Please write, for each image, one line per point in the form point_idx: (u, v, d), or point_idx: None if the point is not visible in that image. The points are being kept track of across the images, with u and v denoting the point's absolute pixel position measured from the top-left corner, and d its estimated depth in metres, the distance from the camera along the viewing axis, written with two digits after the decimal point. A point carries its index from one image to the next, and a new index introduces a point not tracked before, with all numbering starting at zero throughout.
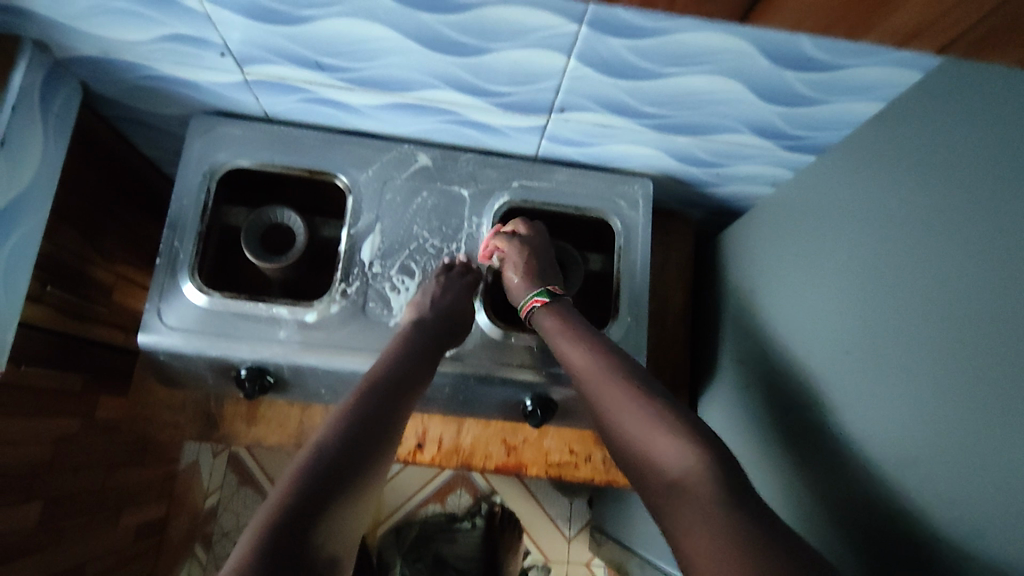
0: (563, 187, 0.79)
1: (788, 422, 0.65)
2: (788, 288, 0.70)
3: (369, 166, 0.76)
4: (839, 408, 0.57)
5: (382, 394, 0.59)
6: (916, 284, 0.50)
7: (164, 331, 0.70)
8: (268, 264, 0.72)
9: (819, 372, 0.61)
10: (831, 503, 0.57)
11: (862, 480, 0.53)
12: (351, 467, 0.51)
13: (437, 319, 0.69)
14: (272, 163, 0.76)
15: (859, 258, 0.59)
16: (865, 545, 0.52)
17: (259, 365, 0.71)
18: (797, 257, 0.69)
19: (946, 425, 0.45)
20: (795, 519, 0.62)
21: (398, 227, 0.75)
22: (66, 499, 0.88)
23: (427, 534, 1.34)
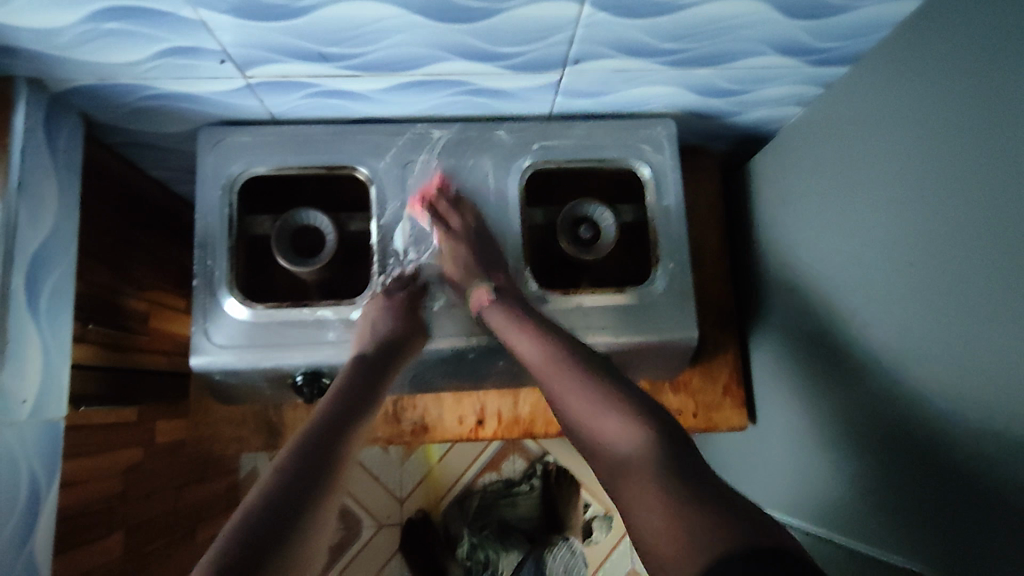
0: (585, 142, 0.77)
1: (849, 344, 0.65)
2: (828, 209, 0.68)
3: (386, 152, 0.75)
4: (903, 322, 0.56)
5: (321, 435, 0.55)
6: (970, 184, 0.49)
7: (215, 351, 0.70)
8: (305, 268, 0.71)
9: (877, 288, 0.60)
10: (902, 418, 0.56)
11: (934, 391, 0.52)
12: (284, 526, 0.48)
13: (379, 350, 0.66)
14: (288, 165, 0.74)
15: (902, 167, 0.57)
16: (943, 455, 0.52)
17: (314, 369, 0.71)
18: (834, 175, 0.67)
19: (1018, 326, 0.44)
20: (864, 439, 0.62)
21: (426, 210, 0.74)
22: (144, 525, 0.90)
23: (489, 501, 1.39)
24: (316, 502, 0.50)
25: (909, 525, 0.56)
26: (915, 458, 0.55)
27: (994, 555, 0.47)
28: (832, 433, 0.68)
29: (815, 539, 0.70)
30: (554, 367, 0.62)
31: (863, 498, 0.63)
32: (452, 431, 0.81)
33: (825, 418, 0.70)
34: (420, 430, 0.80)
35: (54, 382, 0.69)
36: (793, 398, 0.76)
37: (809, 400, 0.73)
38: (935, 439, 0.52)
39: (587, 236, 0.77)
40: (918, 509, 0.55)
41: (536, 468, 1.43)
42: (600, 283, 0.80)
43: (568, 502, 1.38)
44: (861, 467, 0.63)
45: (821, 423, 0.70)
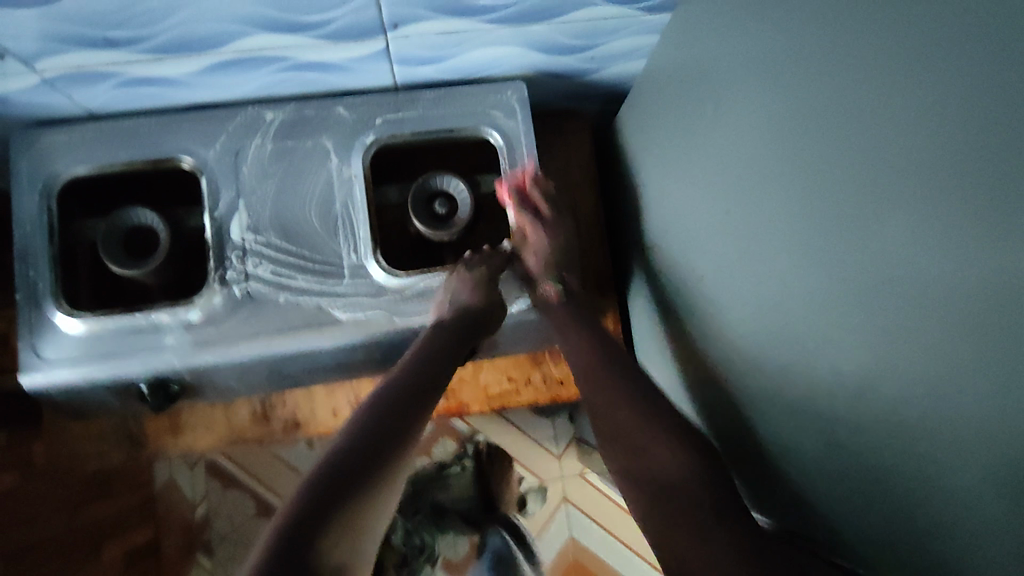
0: (431, 112, 0.73)
1: (707, 299, 0.63)
2: (681, 159, 0.66)
3: (215, 141, 0.70)
4: (746, 271, 0.55)
5: (410, 389, 0.60)
6: (782, 120, 0.46)
7: (48, 367, 0.65)
8: (135, 271, 0.67)
9: (724, 239, 0.59)
10: (753, 370, 0.56)
11: (775, 341, 0.51)
12: (356, 484, 0.50)
13: (457, 320, 0.67)
14: (112, 162, 0.69)
15: (729, 108, 0.55)
16: (787, 407, 0.51)
17: (159, 376, 0.67)
18: (682, 125, 0.65)
19: (832, 273, 0.43)
20: (728, 394, 0.62)
21: (263, 198, 0.70)
22: (29, 552, 0.86)
23: (421, 486, 1.36)
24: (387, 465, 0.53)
25: (774, 472, 0.56)
26: (769, 408, 0.54)
27: (838, 502, 0.47)
28: (707, 388, 0.67)
29: None
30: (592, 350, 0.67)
31: (735, 448, 0.63)
32: (326, 425, 0.78)
33: (698, 374, 0.69)
34: (291, 427, 0.77)
35: None
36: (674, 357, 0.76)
37: (685, 357, 0.72)
38: (781, 390, 0.52)
39: (442, 211, 0.73)
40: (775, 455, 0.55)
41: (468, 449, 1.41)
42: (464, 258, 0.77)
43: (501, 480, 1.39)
44: (729, 420, 0.62)
45: (696, 378, 0.69)
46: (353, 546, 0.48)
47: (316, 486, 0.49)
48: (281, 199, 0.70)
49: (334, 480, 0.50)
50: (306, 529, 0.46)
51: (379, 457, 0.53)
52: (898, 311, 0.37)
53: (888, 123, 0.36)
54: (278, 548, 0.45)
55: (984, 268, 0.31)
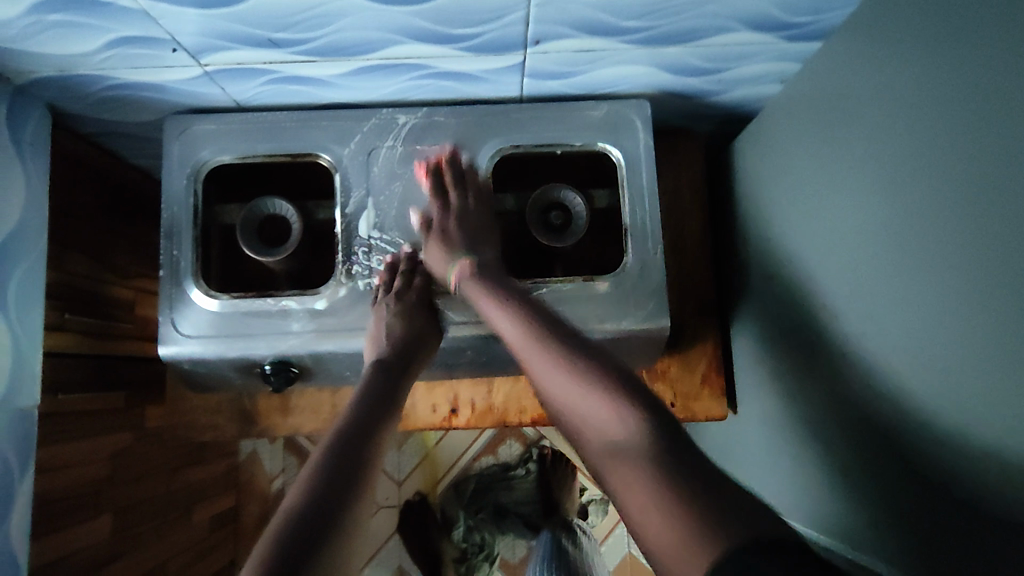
0: (554, 124, 0.75)
1: (820, 334, 0.62)
2: (802, 191, 0.65)
3: (350, 140, 0.74)
4: (871, 315, 0.53)
5: (356, 431, 0.55)
6: (929, 166, 0.45)
7: (183, 341, 0.70)
8: (269, 258, 0.71)
9: (848, 279, 0.57)
10: (869, 420, 0.54)
11: (897, 394, 0.50)
12: (320, 545, 0.45)
13: (388, 360, 0.65)
14: (255, 153, 0.73)
15: (864, 150, 0.54)
16: (903, 458, 0.49)
17: (281, 359, 0.71)
18: (808, 158, 0.64)
19: (973, 332, 0.42)
20: (837, 438, 0.60)
21: (391, 197, 0.73)
22: (134, 507, 0.93)
23: (485, 484, 1.39)
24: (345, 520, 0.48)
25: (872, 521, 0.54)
26: (880, 459, 0.53)
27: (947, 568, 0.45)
28: (811, 428, 0.66)
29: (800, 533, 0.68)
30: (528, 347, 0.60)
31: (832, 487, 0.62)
32: (425, 420, 0.80)
33: (801, 412, 0.68)
34: None
35: (25, 369, 0.67)
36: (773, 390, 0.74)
37: (787, 394, 0.71)
38: (898, 443, 0.50)
39: (558, 223, 0.75)
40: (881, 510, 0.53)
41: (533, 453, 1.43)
42: (574, 270, 0.78)
43: (562, 487, 1.36)
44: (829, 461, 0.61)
45: (799, 414, 0.68)
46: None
47: (282, 547, 0.44)
48: (408, 200, 0.73)
49: (300, 535, 0.45)
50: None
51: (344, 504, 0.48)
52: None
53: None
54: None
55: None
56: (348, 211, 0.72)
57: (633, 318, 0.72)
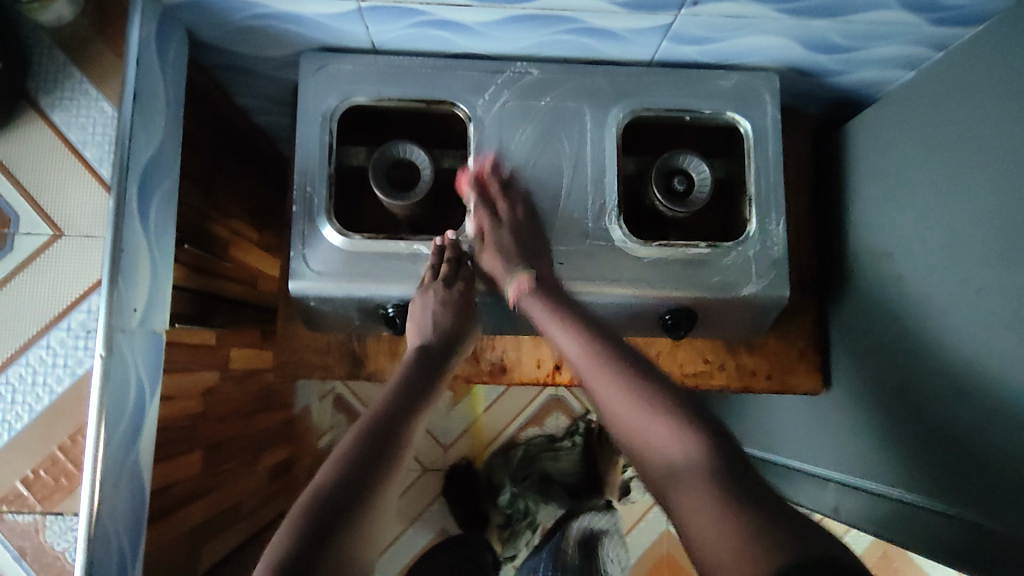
0: (685, 90, 0.75)
1: (945, 312, 0.64)
2: (936, 174, 0.67)
3: (485, 91, 0.74)
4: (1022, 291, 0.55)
5: (387, 416, 0.61)
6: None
7: (313, 277, 0.70)
8: (399, 201, 0.72)
9: (993, 262, 0.59)
10: (1004, 405, 0.55)
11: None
12: (340, 525, 0.52)
13: (440, 343, 0.70)
14: (387, 96, 0.73)
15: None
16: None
17: (405, 303, 0.72)
18: (947, 142, 0.66)
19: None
20: (958, 418, 0.61)
21: (522, 152, 0.74)
22: (219, 445, 0.93)
23: (533, 453, 1.39)
24: (369, 501, 0.54)
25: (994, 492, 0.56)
26: (1018, 440, 0.53)
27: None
28: (913, 401, 0.67)
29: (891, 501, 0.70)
30: (596, 365, 0.63)
31: (937, 463, 0.63)
32: (529, 374, 0.81)
33: (901, 391, 0.69)
34: (497, 371, 0.81)
35: (161, 294, 0.68)
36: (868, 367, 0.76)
37: (888, 374, 0.71)
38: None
39: (681, 188, 0.75)
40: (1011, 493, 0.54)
41: (579, 426, 1.44)
42: (688, 236, 0.80)
43: (610, 462, 1.36)
44: (942, 433, 0.63)
45: (898, 395, 0.69)
46: (357, 564, 0.52)
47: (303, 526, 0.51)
48: (539, 155, 0.74)
49: (332, 500, 0.53)
50: (307, 550, 0.49)
51: (377, 473, 0.56)
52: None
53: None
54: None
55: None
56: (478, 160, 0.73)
57: (752, 285, 0.73)
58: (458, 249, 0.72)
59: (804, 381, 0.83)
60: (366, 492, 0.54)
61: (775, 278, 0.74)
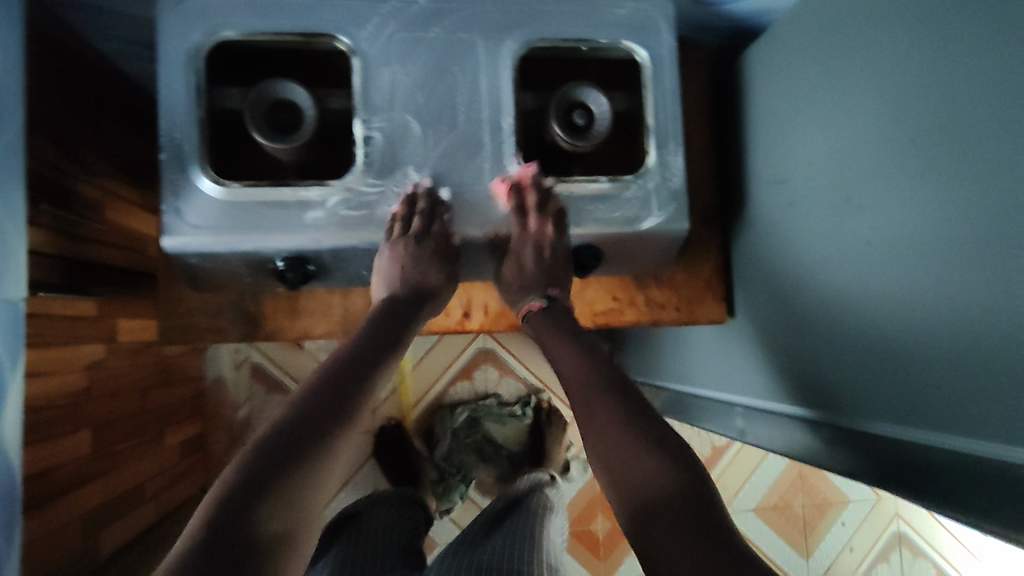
0: (578, 20, 0.73)
1: (828, 241, 0.65)
2: (817, 102, 0.67)
3: (367, 23, 0.69)
4: (891, 213, 0.56)
5: (344, 370, 0.60)
6: (983, 63, 0.46)
7: (191, 232, 0.65)
8: (281, 146, 0.67)
9: (866, 185, 0.59)
10: (879, 323, 0.57)
11: (914, 300, 0.53)
12: (292, 464, 0.51)
13: (401, 299, 0.69)
14: (260, 32, 0.67)
15: (892, 54, 0.56)
16: (906, 358, 0.54)
17: (296, 254, 0.67)
18: (825, 70, 0.65)
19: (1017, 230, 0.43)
20: (839, 340, 0.63)
21: (412, 85, 0.69)
22: (111, 423, 0.87)
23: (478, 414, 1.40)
24: (326, 443, 0.54)
25: (873, 407, 0.59)
26: (891, 357, 0.56)
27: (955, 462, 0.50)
28: (801, 330, 0.69)
29: (785, 422, 0.73)
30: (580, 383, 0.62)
31: (825, 386, 0.66)
32: (440, 323, 0.80)
33: (797, 314, 0.71)
34: None
35: (13, 257, 0.61)
36: (764, 299, 0.78)
37: (783, 300, 0.73)
38: (909, 345, 0.54)
39: (581, 122, 0.74)
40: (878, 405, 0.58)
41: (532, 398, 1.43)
42: (590, 171, 0.79)
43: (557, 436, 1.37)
44: (829, 355, 0.65)
45: (794, 316, 0.71)
46: (309, 504, 0.52)
47: (247, 466, 0.50)
48: (430, 89, 0.69)
49: (277, 446, 0.52)
50: (252, 493, 0.48)
51: (330, 424, 0.55)
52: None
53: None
54: (181, 550, 0.45)
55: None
56: (364, 98, 0.68)
57: (653, 218, 0.73)
58: (431, 201, 0.68)
59: (709, 309, 0.85)
60: (321, 438, 0.53)
61: (674, 213, 0.74)
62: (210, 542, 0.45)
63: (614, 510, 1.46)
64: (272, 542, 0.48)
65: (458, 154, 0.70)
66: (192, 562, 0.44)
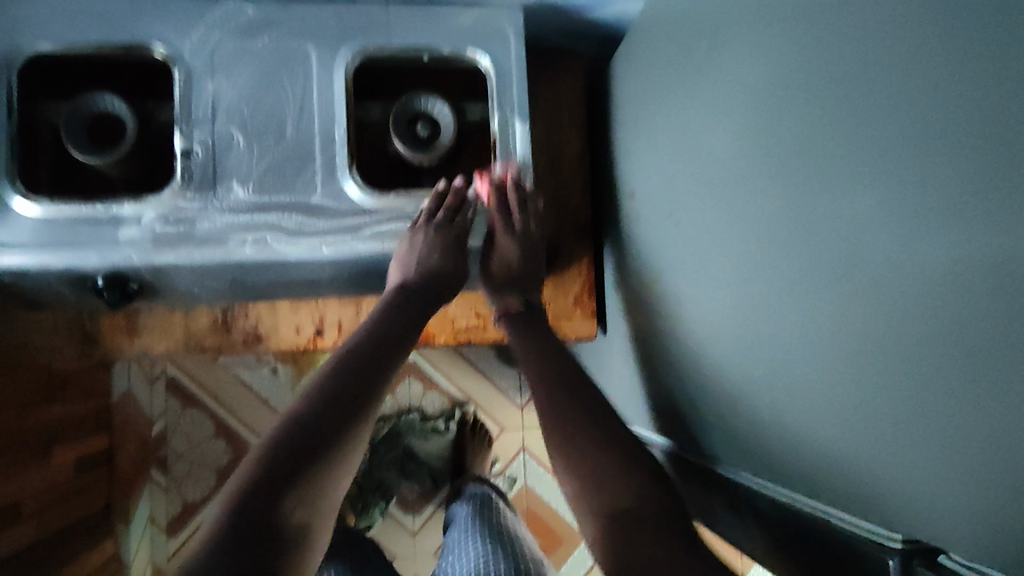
0: (418, 29, 0.70)
1: (676, 260, 0.63)
2: (661, 117, 0.65)
3: (192, 33, 0.67)
4: (722, 234, 0.54)
5: (363, 360, 0.62)
6: (785, 74, 0.43)
7: (0, 250, 0.63)
8: (96, 160, 0.65)
9: (699, 202, 0.57)
10: (711, 346, 0.57)
11: (740, 323, 0.51)
12: (315, 453, 0.53)
13: (423, 280, 0.70)
14: (77, 44, 0.65)
15: (717, 65, 0.53)
16: (737, 378, 0.52)
17: (116, 273, 0.66)
18: (668, 83, 0.63)
19: (801, 259, 0.43)
20: (692, 365, 0.61)
21: (236, 97, 0.67)
22: None
23: (400, 428, 1.37)
24: (346, 431, 0.56)
25: (722, 431, 0.57)
26: (727, 381, 0.54)
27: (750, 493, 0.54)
28: (665, 352, 0.67)
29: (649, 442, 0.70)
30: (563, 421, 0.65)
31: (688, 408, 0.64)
32: (288, 341, 0.77)
33: (649, 327, 0.71)
34: (253, 340, 0.77)
35: None
36: (635, 319, 0.75)
37: (648, 320, 0.71)
38: (725, 371, 0.55)
39: (424, 134, 0.71)
40: (704, 425, 0.61)
41: (456, 412, 1.40)
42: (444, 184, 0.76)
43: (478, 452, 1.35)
44: (688, 379, 0.63)
45: (651, 332, 0.71)
46: (327, 491, 0.54)
47: (274, 453, 0.52)
48: (257, 101, 0.67)
49: (307, 436, 0.54)
50: (272, 483, 0.51)
51: (342, 417, 0.56)
52: (865, 330, 0.37)
53: (878, 90, 0.35)
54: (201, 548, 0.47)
55: (948, 277, 0.31)
56: (184, 111, 0.66)
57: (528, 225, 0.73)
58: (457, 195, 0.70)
59: (581, 328, 0.83)
60: (339, 429, 0.55)
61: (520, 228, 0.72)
62: (235, 527, 0.48)
63: (541, 524, 1.42)
64: (297, 527, 0.51)
65: (289, 169, 0.67)
66: (228, 541, 0.47)
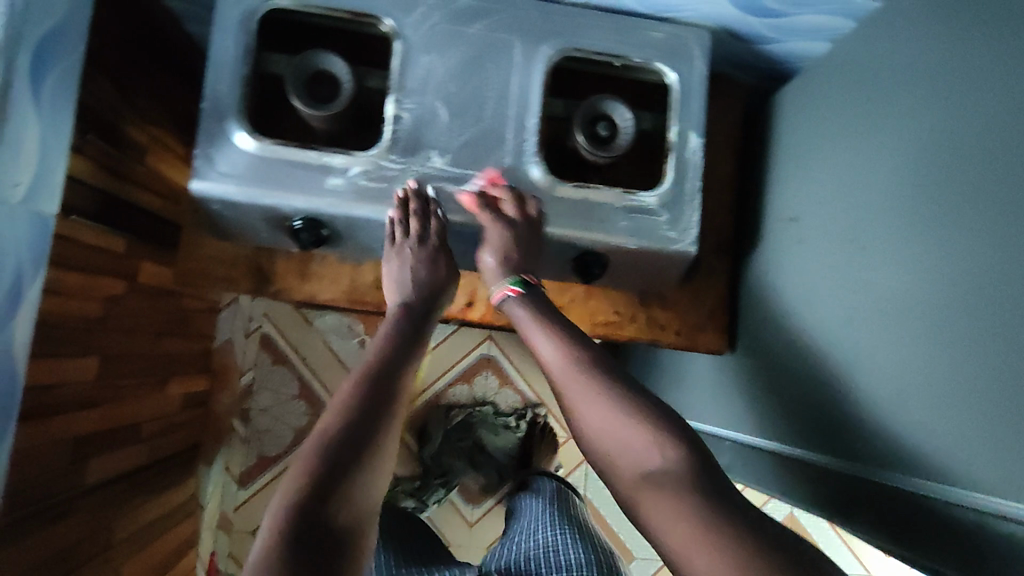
0: (613, 35, 0.75)
1: (827, 283, 0.66)
2: (830, 147, 0.68)
3: (414, 10, 0.73)
4: (888, 258, 0.56)
5: (378, 369, 0.57)
6: (995, 113, 0.47)
7: (218, 178, 0.68)
8: (314, 112, 0.71)
9: (865, 228, 0.60)
10: (854, 365, 0.59)
11: (896, 344, 0.54)
12: (335, 491, 0.48)
13: (419, 297, 0.66)
14: (312, 5, 0.71)
15: (912, 101, 0.57)
16: (881, 397, 0.55)
17: (314, 217, 0.71)
18: (843, 116, 0.67)
19: (989, 287, 0.45)
20: (825, 385, 0.63)
21: (444, 74, 0.73)
22: (119, 358, 0.87)
23: (472, 418, 1.38)
24: (365, 457, 0.51)
25: (850, 446, 0.58)
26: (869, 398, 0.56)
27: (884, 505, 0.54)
28: (792, 368, 0.69)
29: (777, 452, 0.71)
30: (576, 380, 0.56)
31: (809, 422, 0.65)
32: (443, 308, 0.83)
33: (779, 347, 0.73)
34: None
35: (54, 174, 0.66)
36: (763, 337, 0.78)
37: (777, 339, 0.74)
38: (866, 389, 0.57)
39: (605, 134, 0.76)
40: (826, 441, 0.62)
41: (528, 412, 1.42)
42: (607, 184, 0.81)
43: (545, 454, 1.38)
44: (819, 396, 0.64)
45: (781, 349, 0.73)
46: (361, 527, 0.50)
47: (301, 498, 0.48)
48: (462, 80, 0.73)
49: (330, 473, 0.49)
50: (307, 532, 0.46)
51: (359, 441, 0.51)
52: None
53: None
54: None
55: None
56: (398, 80, 0.72)
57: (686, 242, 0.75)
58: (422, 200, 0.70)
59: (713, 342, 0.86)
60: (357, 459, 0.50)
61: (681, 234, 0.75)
62: None
63: None
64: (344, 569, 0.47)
65: (483, 145, 0.73)
66: None
